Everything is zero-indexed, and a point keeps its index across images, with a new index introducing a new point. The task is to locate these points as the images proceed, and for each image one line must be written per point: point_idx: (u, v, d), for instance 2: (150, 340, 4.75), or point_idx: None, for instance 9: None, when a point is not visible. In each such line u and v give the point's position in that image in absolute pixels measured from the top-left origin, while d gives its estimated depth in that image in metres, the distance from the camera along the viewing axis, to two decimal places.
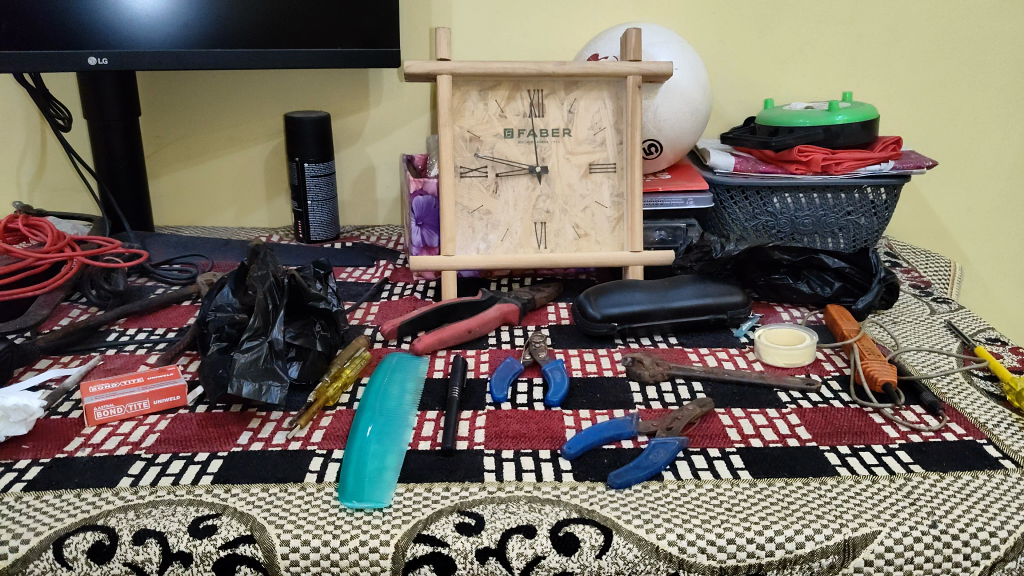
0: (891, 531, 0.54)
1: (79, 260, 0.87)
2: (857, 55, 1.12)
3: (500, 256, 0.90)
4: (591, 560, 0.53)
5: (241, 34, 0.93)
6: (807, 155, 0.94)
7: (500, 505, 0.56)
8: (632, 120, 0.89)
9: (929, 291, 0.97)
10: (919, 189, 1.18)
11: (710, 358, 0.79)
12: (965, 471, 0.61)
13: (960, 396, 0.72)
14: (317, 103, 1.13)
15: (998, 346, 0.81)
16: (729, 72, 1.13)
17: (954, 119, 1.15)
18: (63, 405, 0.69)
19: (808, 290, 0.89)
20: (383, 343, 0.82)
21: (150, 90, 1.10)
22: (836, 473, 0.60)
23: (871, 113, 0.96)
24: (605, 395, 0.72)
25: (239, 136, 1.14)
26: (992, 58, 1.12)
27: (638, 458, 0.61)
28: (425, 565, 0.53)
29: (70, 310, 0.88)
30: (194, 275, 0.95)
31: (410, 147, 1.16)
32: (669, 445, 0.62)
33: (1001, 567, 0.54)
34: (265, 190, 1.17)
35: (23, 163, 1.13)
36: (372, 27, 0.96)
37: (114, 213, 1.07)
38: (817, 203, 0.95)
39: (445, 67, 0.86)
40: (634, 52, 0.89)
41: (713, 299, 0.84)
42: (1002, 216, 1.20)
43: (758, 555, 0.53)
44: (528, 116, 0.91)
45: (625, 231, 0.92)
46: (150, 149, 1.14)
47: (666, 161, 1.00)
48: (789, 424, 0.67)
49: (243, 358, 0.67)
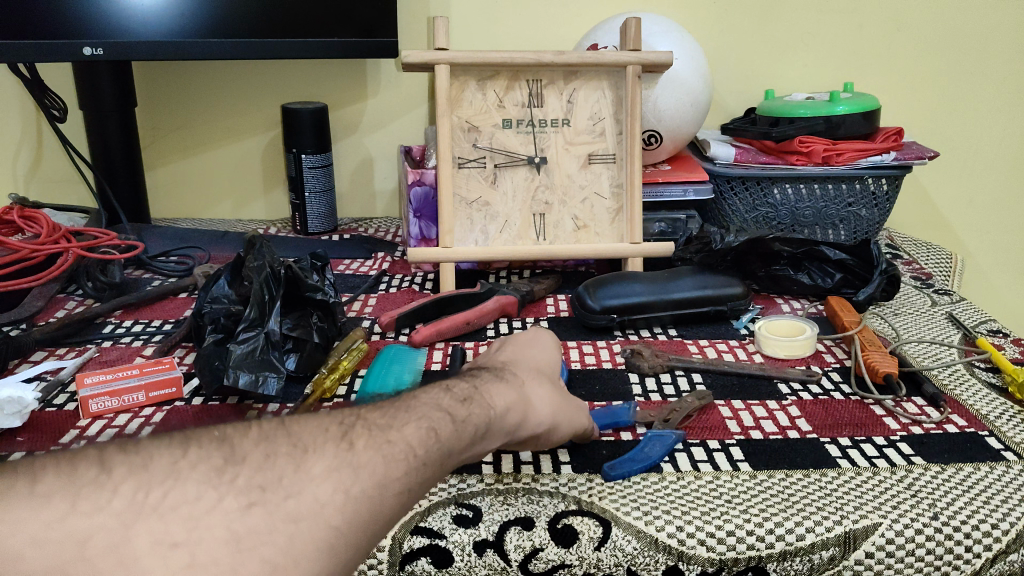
0: (892, 523, 0.54)
1: (75, 251, 0.87)
2: (859, 45, 1.11)
3: (499, 247, 0.90)
4: (590, 552, 0.53)
5: (238, 25, 0.92)
6: (809, 145, 0.93)
7: (498, 498, 0.56)
8: (632, 111, 0.89)
9: (930, 283, 0.97)
10: (921, 180, 1.18)
11: (710, 349, 0.79)
12: (967, 464, 0.60)
13: (961, 387, 0.71)
14: (315, 95, 1.12)
15: (999, 338, 0.81)
16: (730, 62, 1.12)
17: (956, 110, 1.14)
18: (57, 398, 0.69)
19: (810, 281, 0.89)
20: (381, 335, 0.81)
21: (146, 81, 1.09)
22: (837, 465, 0.60)
23: (873, 104, 0.96)
24: (604, 387, 0.71)
25: (237, 127, 1.13)
26: (995, 49, 1.11)
27: (633, 450, 0.61)
28: (422, 558, 0.53)
29: (66, 302, 0.87)
30: (192, 266, 0.94)
31: (407, 139, 1.15)
32: (666, 438, 0.62)
33: (1002, 559, 0.54)
34: (262, 182, 1.17)
35: (19, 154, 1.12)
36: (370, 18, 0.95)
37: (110, 204, 1.07)
38: (818, 194, 0.95)
39: (443, 57, 0.85)
40: (633, 43, 0.88)
41: (713, 291, 0.83)
42: (1004, 207, 1.19)
43: (757, 548, 0.53)
44: (527, 106, 0.90)
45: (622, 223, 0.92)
46: (146, 141, 1.13)
47: (666, 152, 0.99)
48: (789, 416, 0.67)
49: (240, 350, 0.67)
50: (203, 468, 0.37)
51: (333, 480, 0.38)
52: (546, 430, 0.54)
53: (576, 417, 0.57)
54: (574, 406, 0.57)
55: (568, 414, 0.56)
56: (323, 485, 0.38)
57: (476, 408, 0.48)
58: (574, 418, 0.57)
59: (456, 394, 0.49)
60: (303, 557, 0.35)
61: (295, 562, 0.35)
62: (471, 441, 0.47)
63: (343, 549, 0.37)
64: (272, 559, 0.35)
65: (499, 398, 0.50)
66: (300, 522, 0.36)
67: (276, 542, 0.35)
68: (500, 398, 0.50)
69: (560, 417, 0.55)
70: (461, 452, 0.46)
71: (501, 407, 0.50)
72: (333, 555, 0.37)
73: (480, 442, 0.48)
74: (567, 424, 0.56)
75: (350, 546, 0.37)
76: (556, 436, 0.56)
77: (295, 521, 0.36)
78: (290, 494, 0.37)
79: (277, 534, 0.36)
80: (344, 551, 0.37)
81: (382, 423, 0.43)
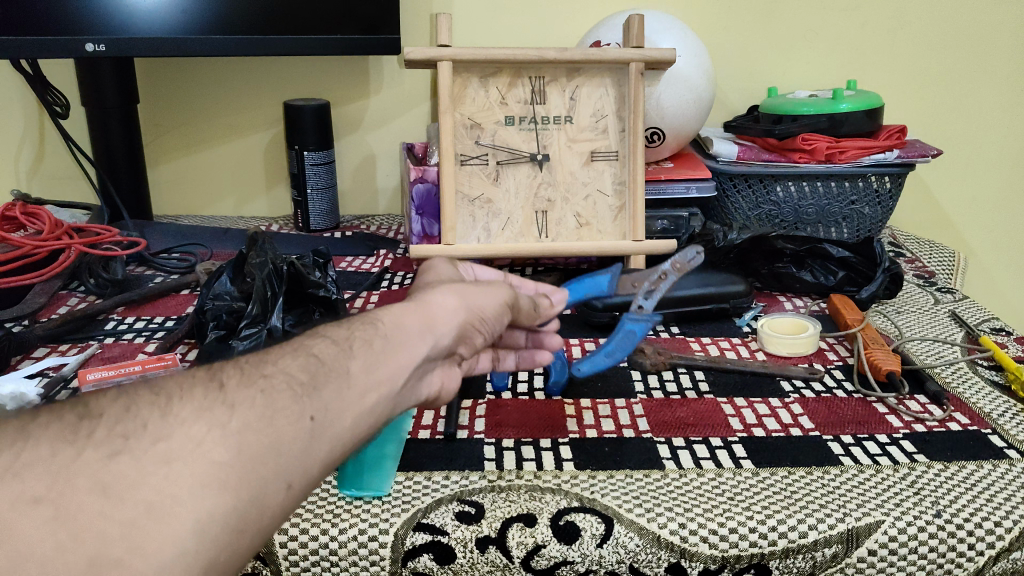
0: (895, 521, 0.53)
1: (77, 247, 0.87)
2: (862, 42, 1.11)
3: (501, 245, 0.90)
4: (592, 549, 0.53)
5: (240, 22, 0.92)
6: (811, 143, 0.93)
7: (500, 494, 0.56)
8: (635, 108, 0.89)
9: (932, 281, 0.97)
10: (924, 178, 1.18)
11: (713, 347, 0.79)
12: (970, 462, 0.60)
13: (965, 385, 0.71)
14: (316, 91, 1.12)
15: (1002, 336, 0.80)
16: (733, 60, 1.12)
17: (959, 108, 1.14)
18: (59, 394, 0.67)
19: (812, 278, 0.89)
20: None
21: (148, 77, 1.09)
22: (840, 462, 0.60)
23: (876, 102, 0.95)
24: (606, 383, 0.71)
25: (239, 124, 1.13)
26: (998, 46, 1.10)
27: (607, 343, 0.66)
28: (424, 555, 0.53)
29: (68, 299, 0.87)
30: (193, 264, 0.94)
31: (409, 136, 1.15)
32: (639, 328, 0.66)
33: (1005, 557, 0.54)
34: (264, 178, 1.17)
35: (21, 151, 1.12)
36: (372, 15, 0.95)
37: (112, 201, 1.06)
38: (821, 192, 0.94)
39: (446, 54, 0.85)
40: (636, 40, 0.89)
41: (715, 289, 0.83)
42: (1007, 206, 1.19)
43: (760, 545, 0.53)
44: (530, 103, 0.90)
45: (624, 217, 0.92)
46: (149, 138, 1.13)
47: (669, 149, 0.99)
48: (792, 413, 0.67)
49: (242, 346, 0.68)
50: (55, 426, 0.35)
51: (205, 419, 0.37)
52: (463, 320, 0.51)
53: (495, 290, 0.54)
54: (485, 288, 0.53)
55: (479, 297, 0.52)
56: (193, 425, 0.37)
57: (360, 328, 0.46)
58: (492, 299, 0.53)
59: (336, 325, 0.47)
60: (184, 494, 0.34)
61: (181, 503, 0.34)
62: (367, 358, 0.44)
63: (237, 484, 0.36)
64: (148, 499, 0.34)
65: (386, 316, 0.48)
66: (173, 463, 0.35)
67: (148, 484, 0.34)
68: (388, 314, 0.48)
69: (471, 302, 0.52)
70: (360, 367, 0.44)
71: (390, 321, 0.48)
72: (228, 492, 0.35)
73: (386, 355, 0.45)
74: (488, 300, 0.53)
75: (247, 481, 0.36)
76: (487, 321, 0.53)
77: (168, 462, 0.35)
78: (160, 437, 0.36)
79: (149, 477, 0.34)
80: (241, 487, 0.36)
81: (255, 362, 0.42)
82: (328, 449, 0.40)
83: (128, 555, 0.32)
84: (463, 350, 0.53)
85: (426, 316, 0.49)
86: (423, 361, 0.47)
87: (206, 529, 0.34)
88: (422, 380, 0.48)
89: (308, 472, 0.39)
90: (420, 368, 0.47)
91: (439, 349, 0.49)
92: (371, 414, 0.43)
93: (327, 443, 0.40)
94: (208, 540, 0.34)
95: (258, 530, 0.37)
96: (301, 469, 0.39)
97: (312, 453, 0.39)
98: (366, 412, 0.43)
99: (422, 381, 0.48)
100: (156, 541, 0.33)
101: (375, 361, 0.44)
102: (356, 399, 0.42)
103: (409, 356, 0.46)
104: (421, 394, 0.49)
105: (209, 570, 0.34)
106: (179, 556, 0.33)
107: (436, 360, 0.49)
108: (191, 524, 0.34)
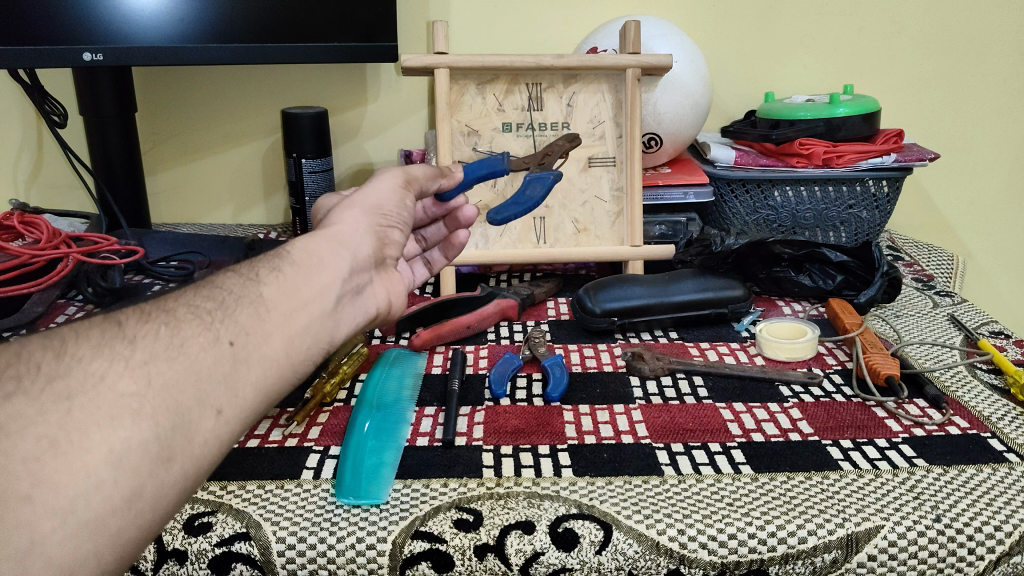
0: (895, 525, 0.53)
1: (75, 257, 0.89)
2: (856, 47, 1.11)
3: (499, 252, 0.91)
4: (591, 556, 0.53)
5: (241, 28, 0.92)
6: (808, 148, 0.93)
7: (499, 501, 0.56)
8: (631, 114, 0.89)
9: (931, 285, 0.96)
10: (921, 182, 1.18)
11: (711, 352, 0.79)
12: (968, 466, 0.60)
13: (964, 389, 0.71)
14: (313, 98, 1.12)
15: (1001, 339, 0.80)
16: (730, 64, 1.12)
17: (956, 110, 1.14)
18: None
19: (811, 283, 0.89)
20: (381, 339, 0.81)
21: (146, 86, 1.10)
22: (839, 467, 0.60)
23: (871, 106, 0.95)
24: (605, 390, 0.71)
25: (238, 133, 1.13)
26: (993, 49, 1.11)
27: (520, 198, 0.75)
28: (422, 562, 0.53)
29: (66, 308, 0.87)
30: (191, 273, 0.92)
31: (407, 144, 1.15)
32: (545, 181, 0.77)
33: (1006, 561, 0.53)
34: (263, 186, 1.17)
35: (19, 160, 1.13)
36: (369, 22, 0.95)
37: (111, 211, 1.06)
38: (818, 197, 0.95)
39: (443, 61, 0.86)
40: (632, 46, 0.88)
41: (713, 294, 0.83)
42: (1004, 209, 1.19)
43: (759, 550, 0.52)
44: (527, 109, 0.90)
45: (567, 142, 0.86)
46: (147, 147, 1.13)
47: (665, 155, 1.00)
48: (791, 418, 0.67)
49: None
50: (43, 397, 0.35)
51: (106, 354, 0.37)
52: (367, 223, 0.51)
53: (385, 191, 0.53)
54: (371, 185, 0.53)
55: (374, 197, 0.53)
56: (94, 360, 0.37)
57: (263, 261, 0.46)
58: (385, 192, 0.53)
59: (257, 258, 0.46)
60: (93, 426, 0.35)
61: (111, 455, 0.35)
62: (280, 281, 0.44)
63: (153, 413, 0.36)
64: (51, 435, 0.34)
65: (295, 245, 0.47)
66: (74, 397, 0.35)
67: (50, 420, 0.34)
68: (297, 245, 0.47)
69: (365, 203, 0.52)
70: (274, 289, 0.44)
71: (300, 248, 0.47)
72: (144, 421, 0.36)
73: (306, 277, 0.45)
74: (382, 201, 0.52)
75: (164, 409, 0.37)
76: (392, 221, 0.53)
77: (67, 397, 0.35)
78: (57, 374, 0.35)
79: (51, 413, 0.34)
80: (159, 415, 0.36)
81: (159, 298, 0.42)
82: (257, 371, 0.41)
83: (37, 490, 0.33)
84: (391, 252, 0.53)
85: (334, 234, 0.49)
86: (350, 274, 0.47)
87: (122, 459, 0.35)
88: (361, 293, 0.49)
89: (238, 398, 0.40)
90: (351, 283, 0.48)
91: (362, 258, 0.49)
92: (303, 334, 0.43)
93: (254, 364, 0.41)
94: (126, 471, 0.35)
95: (186, 460, 0.38)
96: (229, 394, 0.40)
97: (236, 379, 0.40)
98: (299, 330, 0.43)
99: (361, 294, 0.49)
100: (68, 472, 0.33)
101: (291, 282, 0.44)
102: (280, 320, 0.43)
103: (332, 272, 0.46)
104: (369, 306, 0.49)
105: (130, 500, 0.35)
106: (95, 487, 0.34)
107: (365, 269, 0.49)
108: (104, 455, 0.34)
